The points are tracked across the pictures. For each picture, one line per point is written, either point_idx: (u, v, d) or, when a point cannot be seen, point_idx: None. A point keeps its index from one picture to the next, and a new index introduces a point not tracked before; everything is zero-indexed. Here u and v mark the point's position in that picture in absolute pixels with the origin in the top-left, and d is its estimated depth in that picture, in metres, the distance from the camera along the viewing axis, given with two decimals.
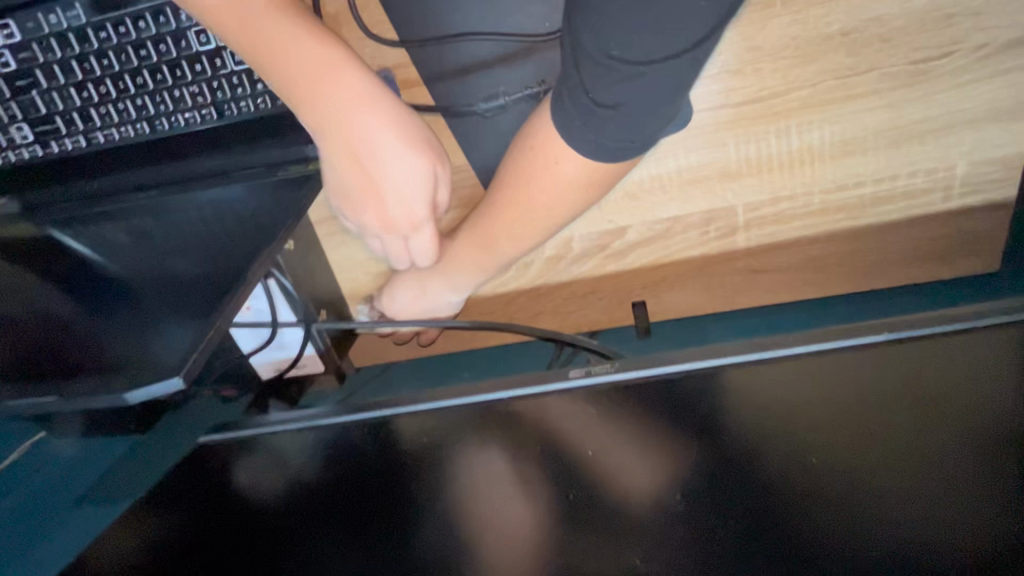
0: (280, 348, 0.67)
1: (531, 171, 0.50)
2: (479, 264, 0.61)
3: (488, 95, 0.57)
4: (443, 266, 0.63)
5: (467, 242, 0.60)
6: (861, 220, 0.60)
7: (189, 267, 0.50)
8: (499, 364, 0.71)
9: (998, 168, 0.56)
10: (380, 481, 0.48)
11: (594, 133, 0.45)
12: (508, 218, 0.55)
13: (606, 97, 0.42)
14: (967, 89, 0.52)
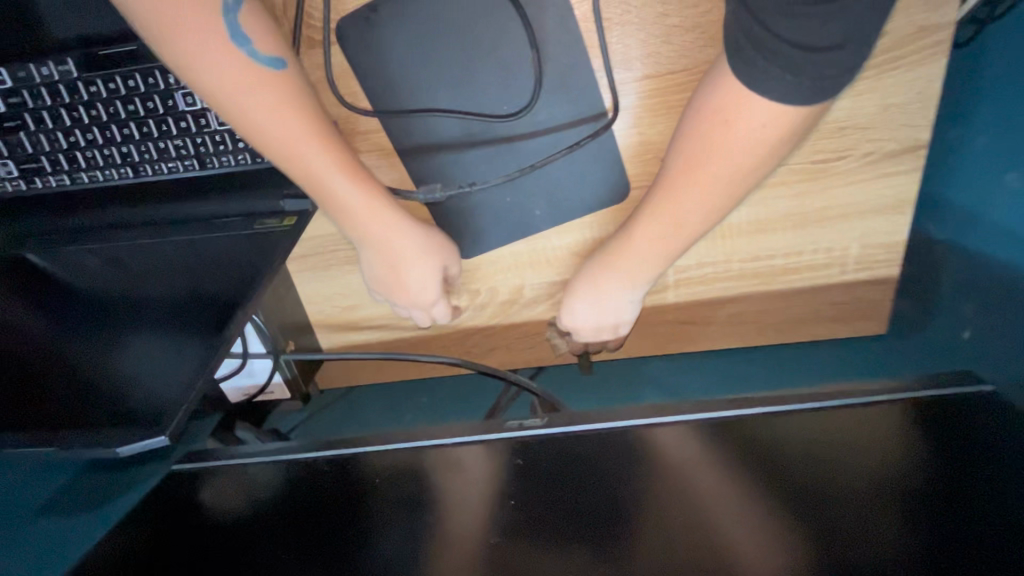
0: (250, 375, 0.72)
1: (743, 139, 0.42)
2: (664, 241, 0.52)
3: (461, 171, 0.63)
4: (633, 239, 0.54)
5: (675, 218, 0.49)
6: (773, 284, 0.69)
7: (169, 292, 0.56)
8: (459, 392, 0.79)
9: (885, 250, 0.65)
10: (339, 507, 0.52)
11: (782, 66, 0.37)
12: (702, 179, 0.45)
13: (817, 35, 0.35)
14: (856, 185, 0.61)
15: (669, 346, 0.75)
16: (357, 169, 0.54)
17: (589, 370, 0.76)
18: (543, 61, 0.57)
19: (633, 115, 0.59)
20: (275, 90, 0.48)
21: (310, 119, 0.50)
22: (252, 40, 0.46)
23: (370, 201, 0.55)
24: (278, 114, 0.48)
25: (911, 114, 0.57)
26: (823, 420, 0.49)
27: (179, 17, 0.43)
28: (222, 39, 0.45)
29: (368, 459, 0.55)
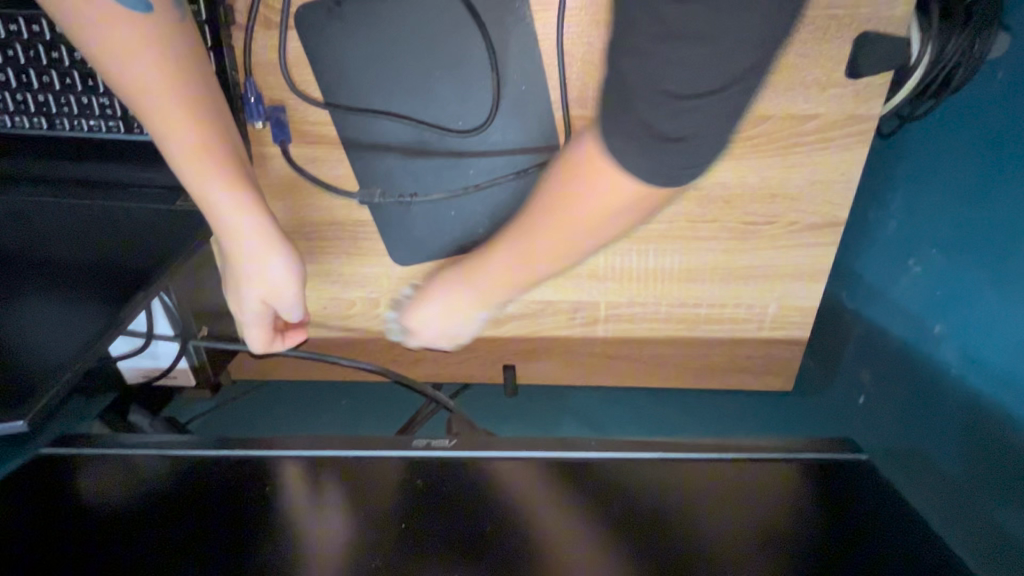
0: (152, 357, 0.67)
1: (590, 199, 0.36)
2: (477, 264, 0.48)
3: (404, 183, 0.63)
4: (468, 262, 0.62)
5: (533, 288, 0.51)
6: (695, 331, 0.71)
7: (72, 256, 0.51)
8: (377, 398, 0.77)
9: (799, 314, 0.69)
10: (233, 502, 0.49)
11: (647, 156, 0.31)
12: (579, 225, 0.39)
13: (672, 126, 0.30)
14: (779, 249, 0.65)
15: (592, 376, 0.77)
16: (213, 135, 0.47)
17: (513, 393, 0.78)
18: (502, 83, 0.57)
19: None
20: (134, 28, 0.43)
21: (168, 73, 0.45)
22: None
23: (212, 170, 0.47)
24: (128, 57, 0.43)
25: (834, 193, 0.61)
26: (726, 472, 0.51)
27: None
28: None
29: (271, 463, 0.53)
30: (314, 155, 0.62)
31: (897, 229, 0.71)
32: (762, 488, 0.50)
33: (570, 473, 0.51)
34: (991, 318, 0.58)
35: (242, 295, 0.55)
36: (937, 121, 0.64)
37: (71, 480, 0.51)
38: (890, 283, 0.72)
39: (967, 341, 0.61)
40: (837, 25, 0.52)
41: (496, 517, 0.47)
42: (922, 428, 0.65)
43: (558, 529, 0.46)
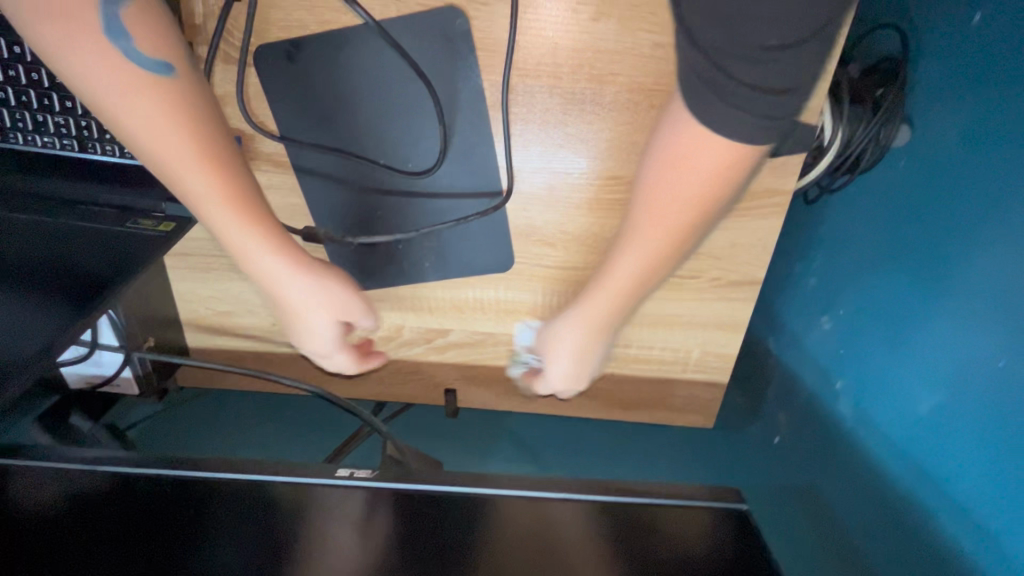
0: (95, 365, 0.69)
1: (695, 184, 0.43)
2: (627, 292, 0.52)
3: (353, 219, 0.66)
4: (591, 294, 0.54)
5: (617, 302, 0.53)
6: (626, 368, 0.76)
7: (20, 270, 0.53)
8: (317, 417, 0.78)
9: (720, 360, 0.74)
10: (166, 525, 0.51)
11: (740, 109, 0.37)
12: (672, 219, 0.45)
13: (776, 81, 0.36)
14: (703, 301, 0.69)
15: (530, 404, 0.81)
16: (244, 187, 0.50)
17: (454, 415, 0.81)
18: (447, 133, 0.60)
19: (526, 200, 0.64)
20: (155, 92, 0.44)
21: (193, 139, 0.46)
22: (133, 38, 0.43)
23: (238, 221, 0.50)
24: (156, 130, 0.45)
25: (751, 255, 0.66)
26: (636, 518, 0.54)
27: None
28: (77, 18, 0.41)
29: (212, 485, 0.55)
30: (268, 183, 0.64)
31: (815, 288, 0.76)
32: (667, 537, 0.52)
33: (490, 507, 0.54)
34: (880, 381, 0.65)
35: (315, 326, 0.58)
36: (855, 186, 0.69)
37: (9, 486, 0.54)
38: (808, 333, 0.78)
39: (863, 399, 0.68)
40: None
41: (413, 550, 0.50)
42: (825, 475, 0.72)
43: (474, 558, 0.50)
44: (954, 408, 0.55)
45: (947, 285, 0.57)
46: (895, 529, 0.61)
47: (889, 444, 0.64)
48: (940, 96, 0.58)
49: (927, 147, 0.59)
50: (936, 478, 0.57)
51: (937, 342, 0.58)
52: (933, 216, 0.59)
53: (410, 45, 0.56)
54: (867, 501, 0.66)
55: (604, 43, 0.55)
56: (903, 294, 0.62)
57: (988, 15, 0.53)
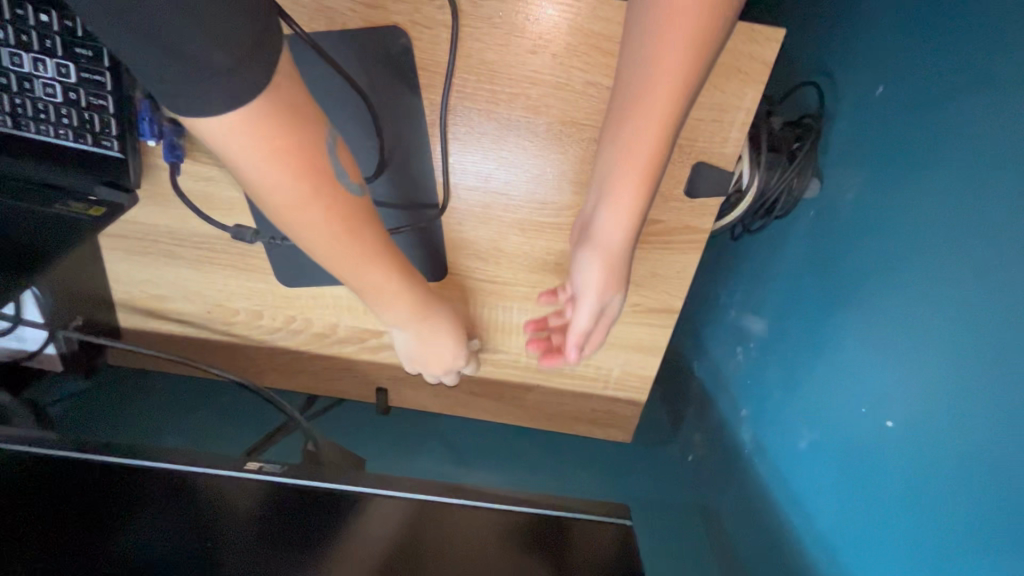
0: (18, 340, 0.69)
1: (676, 41, 0.45)
2: (652, 183, 0.51)
3: None
4: (629, 170, 0.50)
5: (656, 168, 0.50)
6: (551, 381, 0.80)
7: None
8: (251, 406, 0.80)
9: (638, 380, 0.78)
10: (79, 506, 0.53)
11: None
12: (664, 94, 0.47)
13: None
14: (624, 324, 0.73)
15: (459, 408, 0.84)
16: (385, 244, 0.51)
17: (384, 413, 0.84)
18: (385, 148, 0.62)
19: (461, 215, 0.66)
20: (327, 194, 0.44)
21: (333, 210, 0.45)
22: (344, 171, 0.46)
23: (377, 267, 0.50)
24: (301, 207, 0.44)
25: (669, 286, 0.70)
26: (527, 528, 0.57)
27: (259, 143, 0.39)
28: (317, 161, 0.43)
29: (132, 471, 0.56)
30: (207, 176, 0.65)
31: (733, 320, 0.81)
32: (565, 551, 0.56)
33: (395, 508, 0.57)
34: (774, 413, 0.70)
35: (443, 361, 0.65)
36: (771, 231, 0.74)
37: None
38: (723, 362, 0.83)
39: (760, 428, 0.73)
40: (679, 151, 0.61)
41: (315, 549, 0.53)
42: (723, 496, 0.77)
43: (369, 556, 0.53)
44: (829, 441, 0.61)
45: (833, 329, 0.62)
46: (776, 549, 0.66)
47: (775, 471, 0.69)
48: (845, 157, 0.63)
49: (832, 202, 0.64)
50: (810, 503, 0.62)
51: (821, 379, 0.63)
52: (831, 264, 0.64)
53: (351, 61, 0.57)
54: (755, 522, 0.70)
55: (541, 75, 0.58)
56: (800, 334, 0.67)
57: (890, 89, 0.59)
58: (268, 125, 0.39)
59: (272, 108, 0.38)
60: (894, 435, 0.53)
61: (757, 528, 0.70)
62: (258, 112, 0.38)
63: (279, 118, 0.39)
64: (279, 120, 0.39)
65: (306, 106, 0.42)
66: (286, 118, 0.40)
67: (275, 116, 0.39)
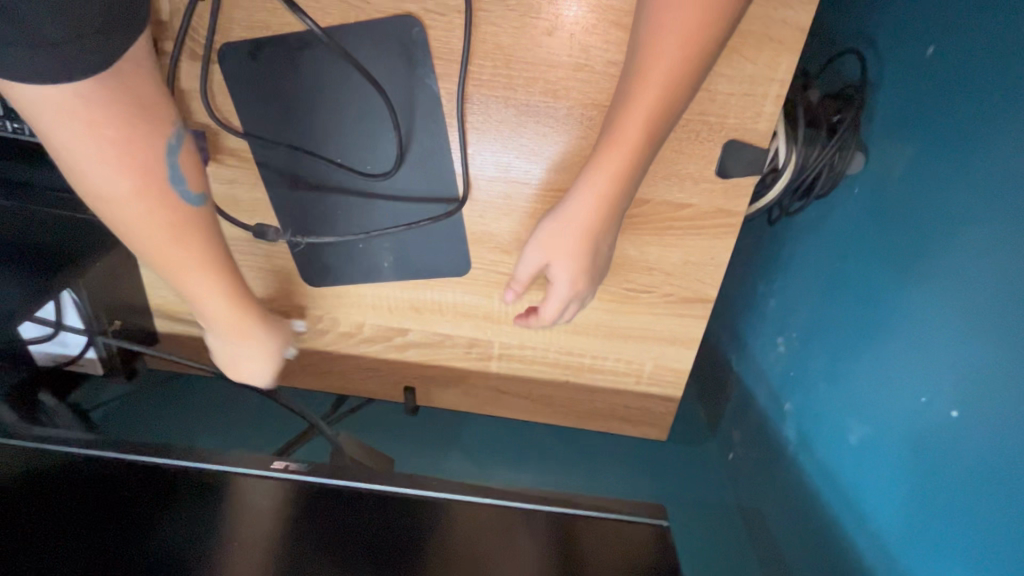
0: (60, 345, 0.71)
1: (674, 40, 0.46)
2: (639, 154, 0.50)
3: (312, 217, 0.67)
4: (620, 136, 0.50)
5: (646, 141, 0.50)
6: (580, 377, 0.77)
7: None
8: (278, 411, 0.81)
9: (673, 374, 0.75)
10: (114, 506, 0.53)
11: None
12: (659, 83, 0.47)
13: None
14: (656, 316, 0.70)
15: (487, 407, 0.82)
16: (212, 250, 0.51)
17: (412, 413, 0.83)
18: (404, 139, 0.61)
19: (482, 207, 0.65)
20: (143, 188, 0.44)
21: (159, 211, 0.46)
22: (183, 176, 0.46)
23: (195, 273, 0.51)
24: (117, 194, 0.44)
25: (702, 274, 0.66)
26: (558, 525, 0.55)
27: (83, 128, 0.40)
28: (150, 158, 0.44)
29: (164, 470, 0.57)
30: (231, 179, 0.66)
31: (773, 309, 0.77)
32: (598, 552, 0.53)
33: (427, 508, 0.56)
34: (819, 404, 0.66)
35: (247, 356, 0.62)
36: (809, 213, 0.70)
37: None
38: (762, 354, 0.79)
39: (805, 423, 0.68)
40: (708, 129, 0.57)
41: (344, 549, 0.52)
42: (767, 497, 0.72)
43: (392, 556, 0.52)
44: (880, 430, 0.56)
45: (881, 311, 0.58)
46: (821, 547, 0.62)
47: (817, 465, 0.65)
48: (892, 125, 0.59)
49: (879, 174, 0.60)
50: (859, 498, 0.58)
51: (868, 365, 0.59)
52: (876, 242, 0.59)
53: (366, 53, 0.57)
54: (796, 519, 0.66)
55: (558, 57, 0.56)
56: (844, 319, 0.63)
57: (940, 50, 0.54)
58: (97, 114, 0.40)
59: (109, 93, 0.40)
60: (951, 423, 0.48)
61: (800, 525, 0.66)
62: (102, 95, 0.39)
63: (114, 106, 0.41)
64: (107, 109, 0.40)
65: (153, 104, 0.44)
66: (118, 110, 0.41)
67: (116, 102, 0.41)
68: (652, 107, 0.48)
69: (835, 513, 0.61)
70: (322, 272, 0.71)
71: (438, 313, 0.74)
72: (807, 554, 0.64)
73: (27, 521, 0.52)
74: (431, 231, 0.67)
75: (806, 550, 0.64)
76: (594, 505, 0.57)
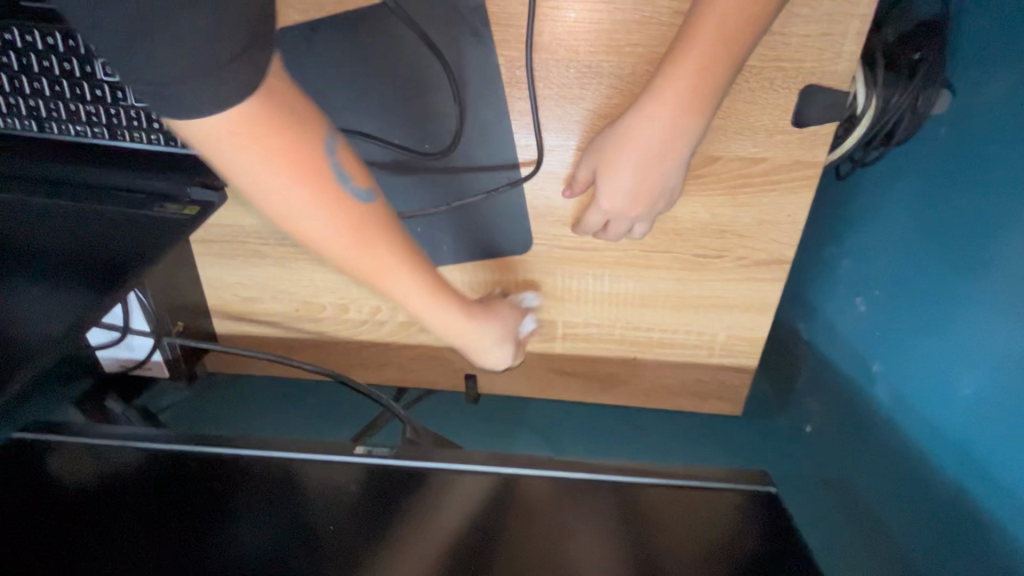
0: (127, 349, 0.72)
1: None
2: (709, 65, 0.47)
3: None
4: (692, 40, 0.47)
5: (719, 51, 0.47)
6: (648, 353, 0.74)
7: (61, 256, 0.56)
8: (341, 405, 0.80)
9: (747, 343, 0.72)
10: (198, 498, 0.53)
11: None
12: None
13: None
14: (729, 282, 0.67)
15: (551, 390, 0.80)
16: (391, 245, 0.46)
17: (474, 401, 0.81)
18: (462, 111, 0.59)
19: (544, 178, 0.63)
20: (320, 198, 0.41)
21: (339, 218, 0.42)
22: (349, 174, 0.42)
23: (383, 269, 0.46)
24: (294, 204, 0.40)
25: (777, 232, 0.63)
26: (654, 496, 0.53)
27: (255, 150, 0.37)
28: (313, 161, 0.40)
29: (245, 461, 0.56)
30: None
31: (848, 269, 0.74)
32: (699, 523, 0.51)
33: (515, 486, 0.54)
34: (920, 356, 0.63)
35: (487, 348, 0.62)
36: (887, 162, 0.67)
37: (54, 457, 0.56)
38: (840, 315, 0.76)
39: (897, 382, 0.67)
40: (782, 76, 0.55)
41: (441, 528, 0.51)
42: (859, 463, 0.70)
43: (490, 535, 0.50)
44: (999, 371, 0.54)
45: (987, 249, 0.55)
46: (942, 500, 0.60)
47: (929, 416, 0.62)
48: (984, 58, 0.56)
49: (971, 110, 0.57)
50: (984, 443, 0.56)
51: (977, 306, 0.56)
52: (973, 179, 0.57)
53: (425, 23, 0.55)
54: (909, 474, 0.65)
55: (622, 12, 0.54)
56: (942, 263, 0.60)
57: None
58: (263, 128, 0.36)
59: (262, 110, 0.36)
60: None
61: (914, 480, 0.64)
62: (255, 110, 0.36)
63: (273, 116, 0.37)
64: (272, 122, 0.37)
65: (303, 107, 0.39)
66: (278, 118, 0.37)
67: (269, 114, 0.36)
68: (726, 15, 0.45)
69: (957, 463, 0.59)
70: None
71: (500, 295, 0.72)
72: (924, 509, 0.62)
73: (120, 520, 0.51)
74: (492, 208, 0.65)
75: (922, 504, 0.62)
76: (689, 476, 0.55)
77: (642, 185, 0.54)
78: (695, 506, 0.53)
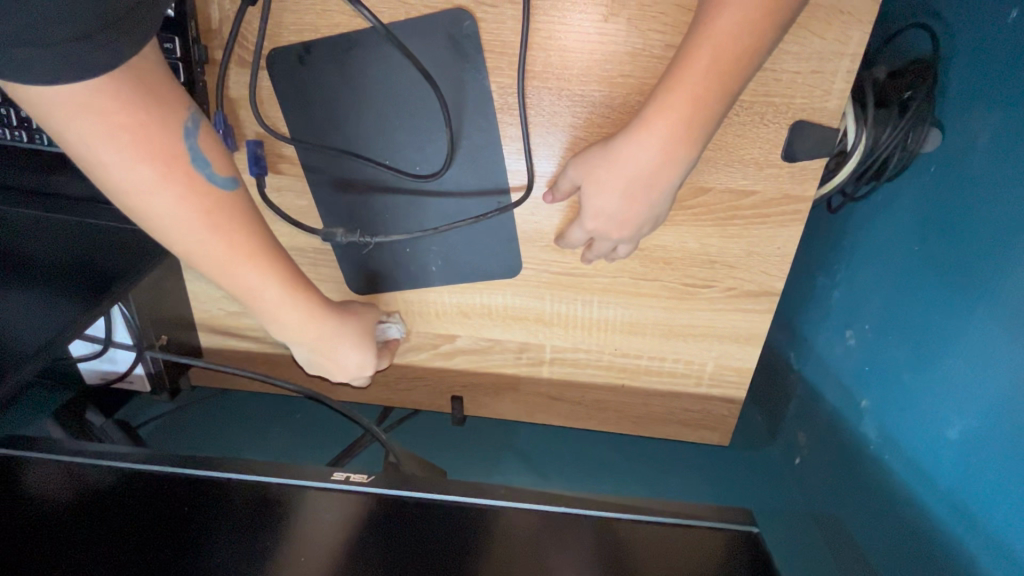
0: (110, 361, 0.71)
1: None
2: (701, 98, 0.47)
3: (363, 219, 0.65)
4: (688, 74, 0.47)
5: (710, 84, 0.47)
6: (636, 380, 0.74)
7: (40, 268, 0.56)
8: (325, 424, 0.79)
9: (735, 374, 0.71)
10: (165, 519, 0.52)
11: None
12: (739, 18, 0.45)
13: None
14: (718, 312, 0.67)
15: (537, 415, 0.79)
16: (246, 229, 0.48)
17: (461, 422, 0.80)
18: (455, 136, 0.59)
19: (536, 204, 0.63)
20: (161, 167, 0.42)
21: (185, 196, 0.44)
22: (208, 159, 0.45)
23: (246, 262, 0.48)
24: (144, 178, 0.42)
25: (767, 264, 0.63)
26: (636, 536, 0.52)
27: (99, 122, 0.39)
28: (167, 139, 0.42)
29: (216, 483, 0.55)
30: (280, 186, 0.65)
31: (839, 301, 0.74)
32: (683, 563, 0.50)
33: (492, 518, 0.53)
34: (905, 392, 0.63)
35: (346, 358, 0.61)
36: (879, 196, 0.68)
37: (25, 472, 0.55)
38: (830, 345, 0.75)
39: (885, 418, 0.66)
40: (774, 111, 0.55)
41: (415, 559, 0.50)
42: (844, 496, 0.69)
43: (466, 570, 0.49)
44: (978, 410, 0.54)
45: (969, 289, 0.56)
46: (916, 539, 0.60)
47: (911, 454, 0.62)
48: (972, 99, 0.57)
49: (959, 150, 0.58)
50: (961, 484, 0.56)
51: (961, 344, 0.56)
52: (959, 218, 0.57)
53: (418, 49, 0.56)
54: (884, 511, 0.64)
55: (614, 44, 0.54)
56: (927, 301, 0.61)
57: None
58: (117, 107, 0.39)
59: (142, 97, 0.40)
60: None
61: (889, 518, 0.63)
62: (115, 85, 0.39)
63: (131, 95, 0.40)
64: (129, 100, 0.40)
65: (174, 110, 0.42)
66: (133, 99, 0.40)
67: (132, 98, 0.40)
68: (718, 53, 0.46)
69: (934, 502, 0.58)
70: (373, 276, 0.69)
71: (489, 317, 0.71)
72: (899, 547, 0.61)
73: (87, 537, 0.50)
74: (483, 230, 0.65)
75: (897, 542, 0.62)
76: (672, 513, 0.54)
77: (624, 210, 0.54)
78: (680, 550, 0.51)
